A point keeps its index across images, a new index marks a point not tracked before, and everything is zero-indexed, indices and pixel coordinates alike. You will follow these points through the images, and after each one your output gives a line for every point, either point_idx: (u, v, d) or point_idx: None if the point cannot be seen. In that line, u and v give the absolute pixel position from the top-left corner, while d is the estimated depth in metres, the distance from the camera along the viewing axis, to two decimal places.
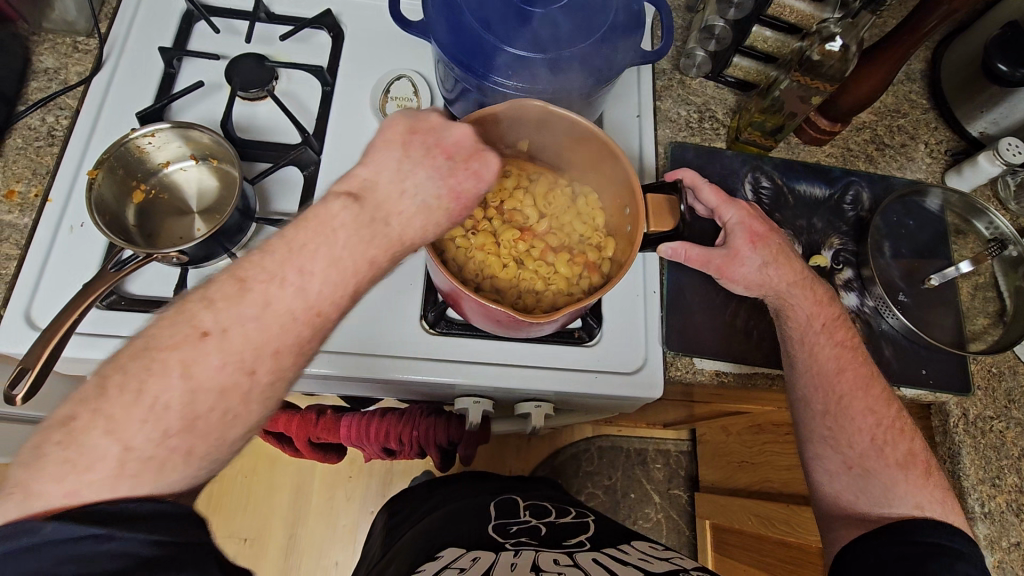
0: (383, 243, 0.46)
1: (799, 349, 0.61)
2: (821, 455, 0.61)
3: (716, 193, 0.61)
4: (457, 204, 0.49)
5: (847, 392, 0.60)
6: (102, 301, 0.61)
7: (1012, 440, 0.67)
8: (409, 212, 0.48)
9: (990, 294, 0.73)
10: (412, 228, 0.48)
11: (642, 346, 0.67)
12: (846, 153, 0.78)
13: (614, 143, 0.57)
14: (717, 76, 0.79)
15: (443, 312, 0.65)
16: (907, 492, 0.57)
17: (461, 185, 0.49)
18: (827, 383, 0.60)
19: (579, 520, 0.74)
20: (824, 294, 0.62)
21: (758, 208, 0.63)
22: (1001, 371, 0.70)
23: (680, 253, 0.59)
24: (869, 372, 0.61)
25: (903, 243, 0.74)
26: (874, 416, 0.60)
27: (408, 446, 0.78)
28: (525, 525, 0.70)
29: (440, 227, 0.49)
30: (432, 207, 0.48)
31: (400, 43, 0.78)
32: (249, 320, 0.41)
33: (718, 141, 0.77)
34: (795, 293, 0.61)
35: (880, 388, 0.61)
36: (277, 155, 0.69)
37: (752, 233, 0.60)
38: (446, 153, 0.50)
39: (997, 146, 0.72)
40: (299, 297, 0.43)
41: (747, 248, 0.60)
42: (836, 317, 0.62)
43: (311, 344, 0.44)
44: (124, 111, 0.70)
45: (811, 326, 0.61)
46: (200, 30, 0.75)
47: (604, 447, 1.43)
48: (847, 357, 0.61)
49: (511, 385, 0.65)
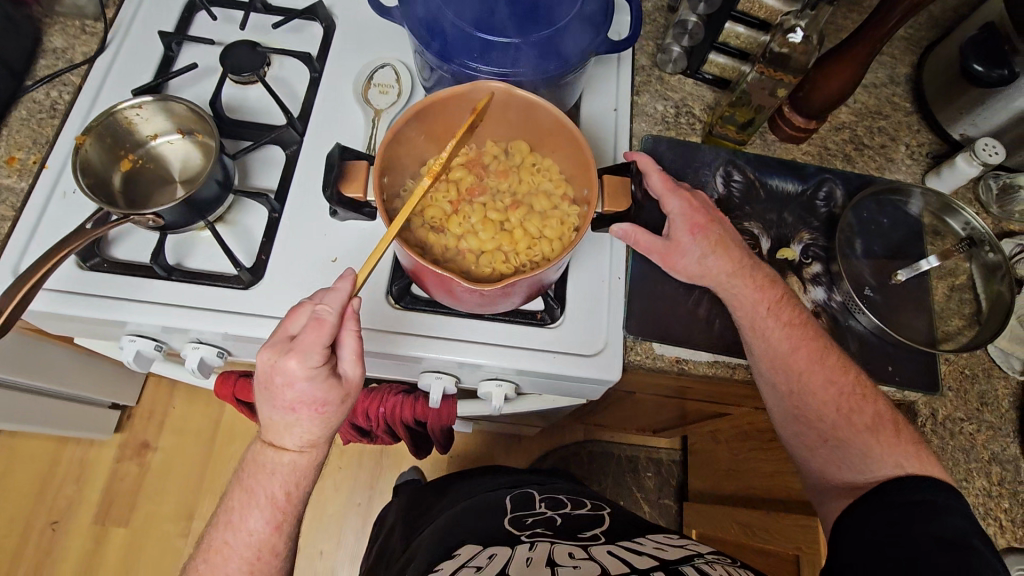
0: (275, 460, 0.57)
1: (754, 334, 0.61)
2: (797, 433, 0.62)
3: (663, 181, 0.62)
4: (304, 405, 0.54)
5: (805, 368, 0.60)
6: (84, 261, 0.65)
7: (982, 444, 0.65)
8: (280, 436, 0.56)
9: (966, 296, 0.71)
10: (294, 443, 0.57)
11: (603, 329, 0.67)
12: (823, 152, 0.79)
13: (550, 106, 0.59)
14: (693, 73, 0.80)
15: (407, 287, 0.67)
16: (883, 454, 0.58)
17: (289, 396, 0.54)
18: (785, 364, 0.60)
19: (595, 512, 0.74)
20: (767, 278, 0.62)
21: (702, 196, 0.64)
22: (975, 374, 0.67)
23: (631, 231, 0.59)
24: (821, 345, 0.61)
25: (874, 241, 0.73)
26: (835, 386, 0.60)
27: (375, 423, 0.79)
28: (540, 518, 0.71)
29: (309, 429, 0.56)
30: (289, 424, 0.55)
31: (388, 35, 0.81)
32: (201, 565, 0.57)
33: (693, 135, 0.78)
34: (735, 282, 0.61)
35: (836, 359, 0.61)
36: (259, 134, 0.73)
37: (693, 223, 0.61)
38: (262, 384, 0.54)
39: (974, 146, 0.71)
40: (231, 530, 0.57)
41: (690, 238, 0.61)
42: (782, 296, 0.62)
43: (262, 558, 0.58)
44: (123, 86, 0.74)
45: (758, 311, 0.61)
46: (201, 18, 0.80)
47: (595, 452, 1.43)
48: (799, 336, 0.61)
49: (472, 361, 0.66)
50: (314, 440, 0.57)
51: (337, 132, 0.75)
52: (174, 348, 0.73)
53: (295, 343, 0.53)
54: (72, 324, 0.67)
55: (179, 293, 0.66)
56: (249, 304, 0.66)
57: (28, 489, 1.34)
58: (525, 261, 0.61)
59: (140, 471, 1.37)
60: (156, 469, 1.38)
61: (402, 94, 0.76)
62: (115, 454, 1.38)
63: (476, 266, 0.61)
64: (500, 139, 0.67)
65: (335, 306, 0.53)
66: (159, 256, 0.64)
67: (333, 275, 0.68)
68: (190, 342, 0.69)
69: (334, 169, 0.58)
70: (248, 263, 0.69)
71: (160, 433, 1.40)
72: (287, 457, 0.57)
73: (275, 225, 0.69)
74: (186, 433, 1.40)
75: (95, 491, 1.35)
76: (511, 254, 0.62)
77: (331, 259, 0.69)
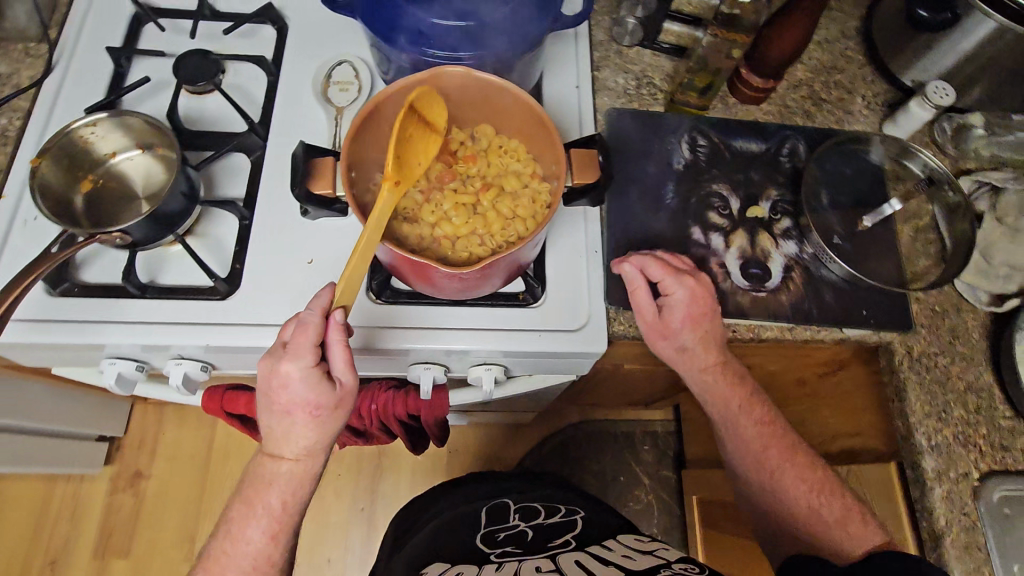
0: (275, 469, 0.57)
1: (728, 429, 0.67)
2: (773, 525, 0.67)
3: (661, 267, 0.63)
4: (300, 414, 0.54)
5: (776, 465, 0.65)
6: (54, 287, 0.63)
7: (957, 375, 0.67)
8: (280, 445, 0.56)
9: (931, 236, 0.73)
10: (293, 452, 0.57)
11: (585, 303, 0.67)
12: (783, 110, 0.80)
13: (510, 85, 0.60)
14: (651, 44, 0.81)
15: (387, 281, 0.67)
16: (850, 546, 0.61)
17: (285, 403, 0.54)
18: (755, 459, 0.66)
19: (568, 518, 0.76)
20: (738, 375, 0.66)
21: (707, 280, 0.64)
22: (945, 310, 0.70)
23: (637, 275, 0.64)
24: (791, 441, 0.66)
25: (839, 191, 0.74)
26: (806, 483, 0.64)
27: (368, 421, 0.79)
28: (512, 531, 0.73)
29: (306, 438, 0.56)
30: (287, 433, 0.56)
31: (343, 32, 0.80)
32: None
33: (656, 105, 0.79)
34: (708, 376, 0.65)
35: (806, 454, 0.66)
36: (221, 143, 0.72)
37: (691, 313, 0.63)
38: (261, 393, 0.55)
39: (925, 90, 0.73)
40: (232, 541, 0.58)
41: (682, 326, 0.64)
42: (756, 395, 0.67)
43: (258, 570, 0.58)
44: (75, 107, 0.73)
45: (730, 407, 0.66)
46: (149, 31, 0.78)
47: (591, 432, 1.44)
48: (770, 433, 0.66)
49: (461, 348, 0.66)
50: (313, 452, 0.57)
51: (301, 134, 0.74)
52: (156, 367, 0.72)
53: (288, 350, 0.54)
54: (47, 352, 0.66)
55: (155, 310, 0.65)
56: (228, 314, 0.65)
57: (23, 531, 1.31)
58: (501, 242, 0.62)
59: (136, 501, 1.35)
60: (152, 498, 1.36)
61: (362, 89, 0.75)
62: (109, 487, 1.35)
63: (452, 252, 0.62)
64: (464, 126, 0.68)
65: (320, 311, 0.53)
66: (130, 275, 0.63)
67: (310, 277, 0.68)
68: (171, 359, 0.68)
69: (301, 167, 0.58)
70: (224, 272, 0.68)
71: (153, 460, 1.38)
72: (285, 467, 0.57)
73: (246, 233, 0.69)
74: (180, 457, 1.39)
75: (91, 526, 1.33)
76: (485, 237, 0.62)
77: (307, 261, 0.68)
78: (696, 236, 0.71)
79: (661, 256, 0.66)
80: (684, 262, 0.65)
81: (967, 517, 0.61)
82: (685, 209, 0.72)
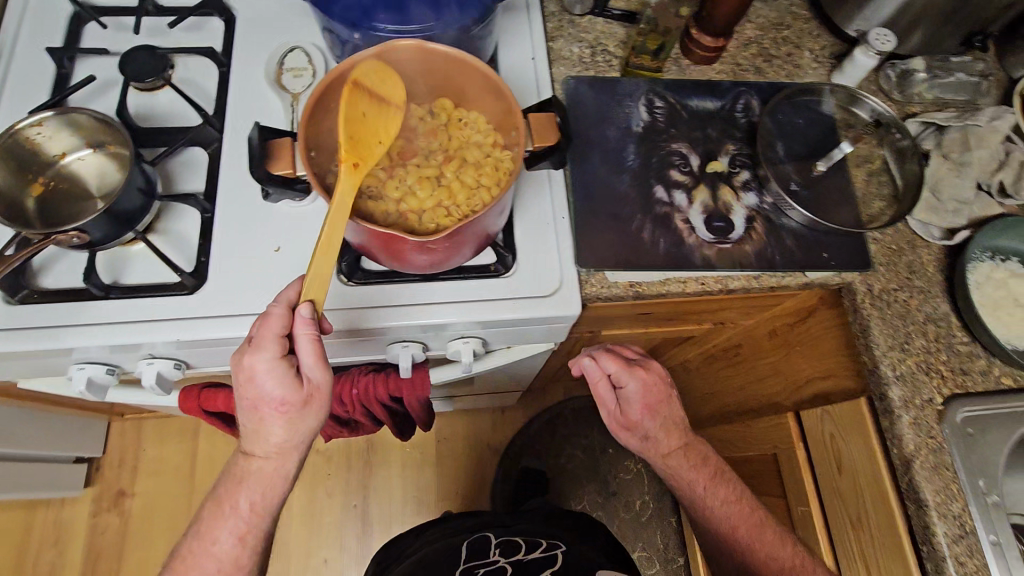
0: (250, 468, 0.57)
1: (700, 510, 0.74)
2: None
3: (615, 361, 0.72)
4: (268, 411, 0.54)
5: (743, 539, 0.71)
6: (13, 294, 0.62)
7: (916, 308, 0.70)
8: (254, 443, 0.56)
9: (883, 179, 0.76)
10: (266, 449, 0.56)
11: (557, 268, 0.68)
12: (735, 68, 0.82)
13: (463, 54, 0.60)
14: (602, 11, 0.82)
15: (358, 262, 0.67)
16: None
17: (255, 400, 0.54)
18: (725, 532, 0.72)
19: (547, 553, 0.80)
20: (702, 456, 0.75)
21: (657, 368, 0.73)
22: (901, 247, 0.72)
23: (595, 370, 0.73)
24: (760, 517, 0.72)
25: (793, 141, 0.77)
26: (776, 559, 0.69)
27: (351, 407, 0.79)
28: (492, 568, 0.78)
29: (276, 435, 0.56)
30: (257, 431, 0.56)
31: (293, 18, 0.79)
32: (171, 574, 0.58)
33: (611, 71, 0.80)
34: (672, 461, 0.74)
35: (774, 531, 0.71)
36: (175, 137, 0.71)
37: (645, 399, 0.72)
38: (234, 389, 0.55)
39: (868, 37, 0.75)
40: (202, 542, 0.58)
41: (642, 416, 0.73)
42: (722, 475, 0.75)
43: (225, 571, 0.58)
44: (18, 111, 0.70)
45: (695, 489, 0.74)
46: (91, 30, 0.76)
47: (577, 408, 1.44)
48: (737, 512, 0.72)
49: (436, 322, 0.66)
50: (287, 449, 0.57)
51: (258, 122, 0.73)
52: (127, 371, 0.71)
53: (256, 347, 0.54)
54: (11, 362, 0.64)
55: (120, 310, 0.64)
56: (197, 309, 0.65)
57: (5, 562, 1.28)
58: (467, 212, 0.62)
59: (122, 520, 1.32)
60: (137, 515, 1.33)
61: (317, 74, 0.75)
62: (91, 508, 1.33)
63: (419, 225, 0.61)
64: (422, 101, 0.68)
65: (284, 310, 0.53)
66: (92, 276, 0.62)
67: (278, 265, 0.67)
68: (143, 359, 0.67)
69: (257, 150, 0.57)
70: (189, 267, 0.67)
71: (135, 477, 1.35)
72: (259, 466, 0.57)
73: (208, 226, 0.68)
74: (164, 472, 1.36)
75: (76, 550, 1.30)
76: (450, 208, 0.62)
77: (274, 249, 0.67)
78: (659, 194, 0.72)
79: (614, 352, 0.75)
80: (634, 353, 0.74)
81: (933, 439, 0.64)
82: (647, 169, 0.73)
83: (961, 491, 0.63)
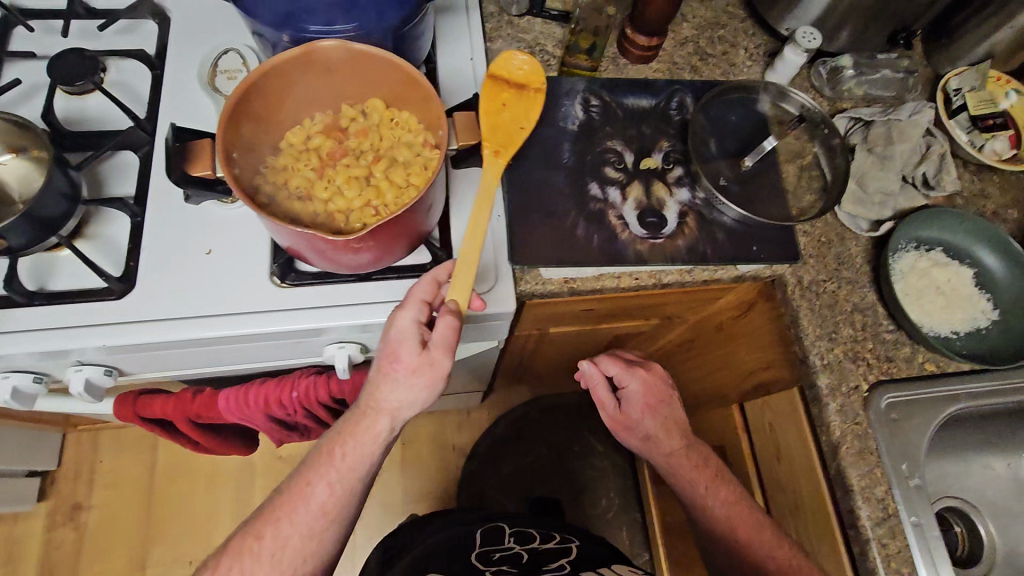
0: (355, 426, 0.60)
1: (700, 512, 0.71)
2: None
3: (615, 363, 0.75)
4: (398, 364, 0.58)
5: (743, 537, 0.68)
6: None
7: (844, 298, 0.71)
8: (372, 401, 0.60)
9: (814, 173, 0.77)
10: (377, 410, 0.59)
11: (490, 265, 0.68)
12: (671, 67, 0.83)
13: (382, 52, 0.60)
14: (540, 11, 0.83)
15: (291, 263, 0.66)
16: None
17: (391, 351, 0.58)
18: (727, 533, 0.69)
19: (562, 545, 0.82)
20: (702, 458, 0.73)
21: (658, 370, 0.77)
22: (830, 240, 0.74)
23: (595, 372, 0.75)
24: (758, 520, 0.70)
25: (726, 137, 0.78)
26: (778, 559, 0.67)
27: (295, 411, 0.76)
28: (507, 553, 0.77)
29: (393, 392, 0.59)
30: (379, 382, 0.59)
31: (227, 20, 0.79)
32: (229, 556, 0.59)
33: (549, 70, 0.81)
34: (677, 461, 0.73)
35: (772, 530, 0.69)
36: (104, 141, 0.70)
37: (647, 397, 0.75)
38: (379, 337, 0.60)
39: (795, 36, 0.77)
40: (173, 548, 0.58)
41: (642, 416, 0.75)
42: (721, 478, 0.73)
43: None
44: None
45: (696, 488, 0.72)
46: (20, 34, 0.75)
47: (542, 407, 1.44)
48: (737, 514, 0.70)
49: (370, 322, 0.66)
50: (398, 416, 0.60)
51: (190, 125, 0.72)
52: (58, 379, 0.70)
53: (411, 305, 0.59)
54: None
55: (44, 317, 0.63)
56: (125, 314, 0.64)
57: None
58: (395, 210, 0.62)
59: (78, 536, 1.29)
60: (94, 528, 1.30)
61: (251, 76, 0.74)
62: (47, 523, 1.30)
63: (347, 224, 0.62)
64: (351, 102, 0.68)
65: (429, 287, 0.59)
66: (12, 281, 0.61)
67: (210, 268, 0.66)
68: (71, 366, 0.66)
69: (176, 152, 0.57)
70: (118, 273, 0.66)
71: (92, 490, 1.32)
72: (366, 424, 0.60)
73: (139, 231, 0.67)
74: (122, 483, 1.33)
75: (30, 567, 1.27)
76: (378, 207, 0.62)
77: (205, 251, 0.67)
78: (593, 191, 0.73)
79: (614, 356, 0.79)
80: (633, 358, 0.79)
81: (858, 425, 0.66)
82: (582, 166, 0.74)
83: (885, 475, 0.65)
